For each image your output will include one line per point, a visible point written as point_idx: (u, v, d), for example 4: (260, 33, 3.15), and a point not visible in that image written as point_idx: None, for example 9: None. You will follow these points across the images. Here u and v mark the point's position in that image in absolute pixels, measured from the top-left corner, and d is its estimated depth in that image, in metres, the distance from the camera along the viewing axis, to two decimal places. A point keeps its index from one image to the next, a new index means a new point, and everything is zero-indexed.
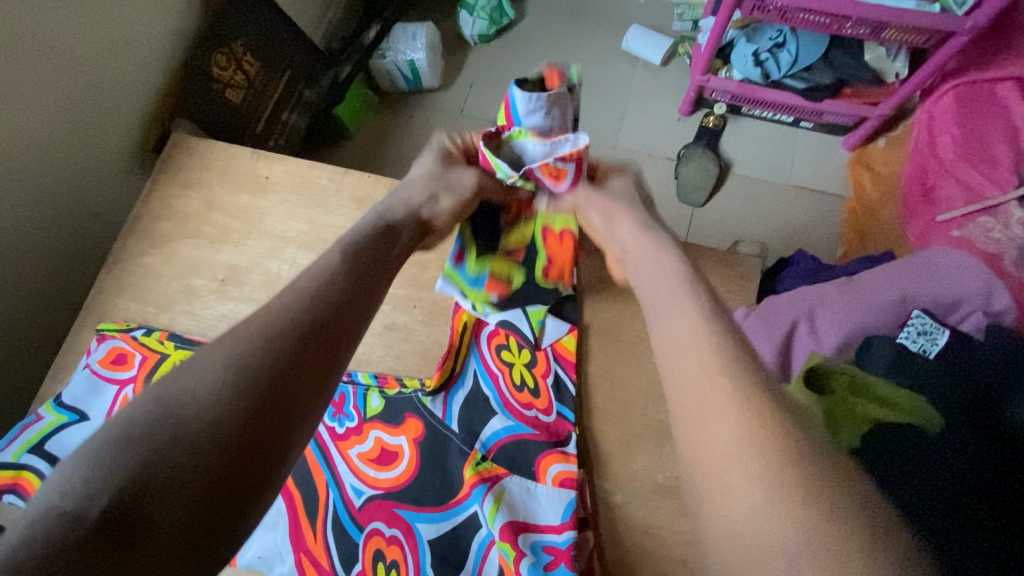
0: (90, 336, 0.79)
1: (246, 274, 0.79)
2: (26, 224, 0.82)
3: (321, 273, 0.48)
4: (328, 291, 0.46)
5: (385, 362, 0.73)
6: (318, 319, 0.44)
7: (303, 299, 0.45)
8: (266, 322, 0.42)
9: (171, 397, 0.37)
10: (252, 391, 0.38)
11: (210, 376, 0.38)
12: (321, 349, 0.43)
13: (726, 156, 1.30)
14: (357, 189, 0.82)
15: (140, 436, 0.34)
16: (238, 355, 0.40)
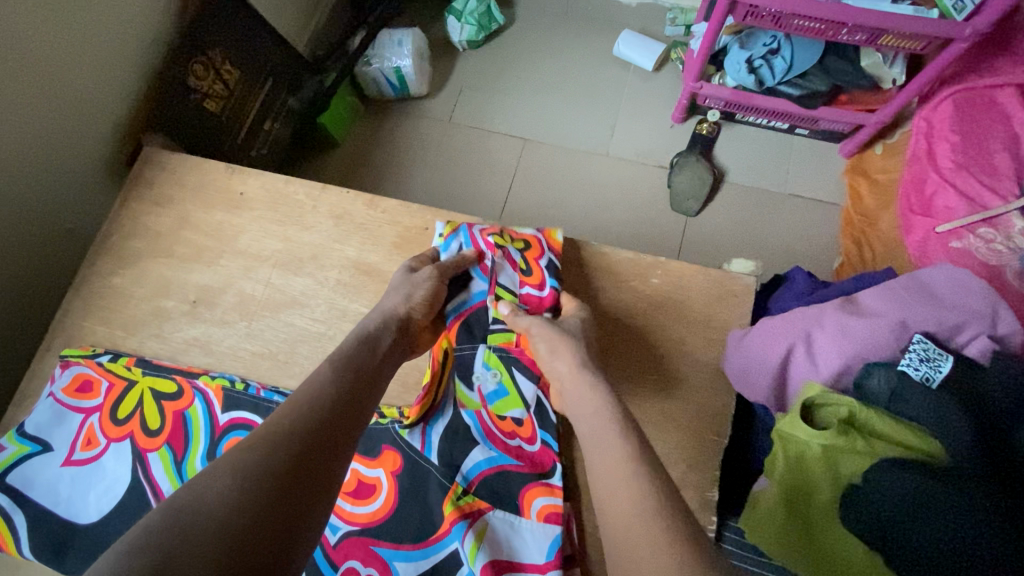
0: (55, 361, 0.75)
1: (218, 295, 0.76)
2: None
3: (327, 380, 0.52)
4: (336, 398, 0.50)
5: None
6: (321, 421, 0.48)
7: (310, 407, 0.48)
8: (275, 433, 0.45)
9: (182, 504, 0.38)
10: (265, 491, 0.40)
11: (221, 485, 0.40)
12: (328, 445, 0.46)
13: (720, 164, 1.27)
14: (335, 205, 0.79)
15: (155, 542, 0.35)
16: (247, 459, 0.42)
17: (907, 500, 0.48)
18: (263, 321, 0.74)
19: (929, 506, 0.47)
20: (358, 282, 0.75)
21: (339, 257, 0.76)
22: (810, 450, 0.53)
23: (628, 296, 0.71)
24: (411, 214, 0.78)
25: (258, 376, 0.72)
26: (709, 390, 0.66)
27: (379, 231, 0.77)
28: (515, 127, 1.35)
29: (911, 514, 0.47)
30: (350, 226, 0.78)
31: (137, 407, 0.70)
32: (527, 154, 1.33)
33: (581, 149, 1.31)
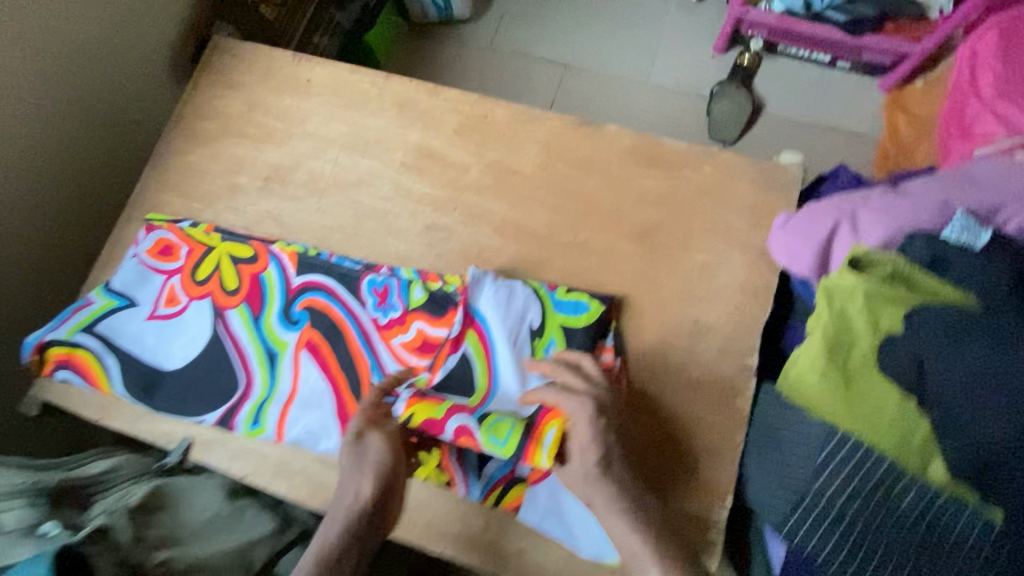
0: (136, 228, 0.81)
1: (289, 174, 0.80)
2: (68, 120, 0.83)
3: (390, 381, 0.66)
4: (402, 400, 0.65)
5: (427, 261, 0.75)
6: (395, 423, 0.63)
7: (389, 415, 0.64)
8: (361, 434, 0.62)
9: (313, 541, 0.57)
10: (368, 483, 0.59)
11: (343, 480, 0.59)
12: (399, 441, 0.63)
13: (760, 95, 1.29)
14: (399, 94, 0.83)
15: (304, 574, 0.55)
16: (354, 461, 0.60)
17: (944, 326, 0.53)
18: (332, 197, 0.79)
19: (961, 332, 0.53)
20: (422, 164, 0.79)
21: (402, 142, 0.80)
22: (853, 300, 0.58)
23: (679, 181, 0.75)
24: (472, 103, 0.81)
25: (328, 246, 0.77)
26: (754, 268, 0.70)
27: (441, 118, 0.81)
28: (556, 55, 1.37)
29: (948, 337, 0.53)
30: (413, 113, 0.82)
31: (216, 270, 0.75)
32: (567, 81, 1.34)
33: (620, 78, 1.33)
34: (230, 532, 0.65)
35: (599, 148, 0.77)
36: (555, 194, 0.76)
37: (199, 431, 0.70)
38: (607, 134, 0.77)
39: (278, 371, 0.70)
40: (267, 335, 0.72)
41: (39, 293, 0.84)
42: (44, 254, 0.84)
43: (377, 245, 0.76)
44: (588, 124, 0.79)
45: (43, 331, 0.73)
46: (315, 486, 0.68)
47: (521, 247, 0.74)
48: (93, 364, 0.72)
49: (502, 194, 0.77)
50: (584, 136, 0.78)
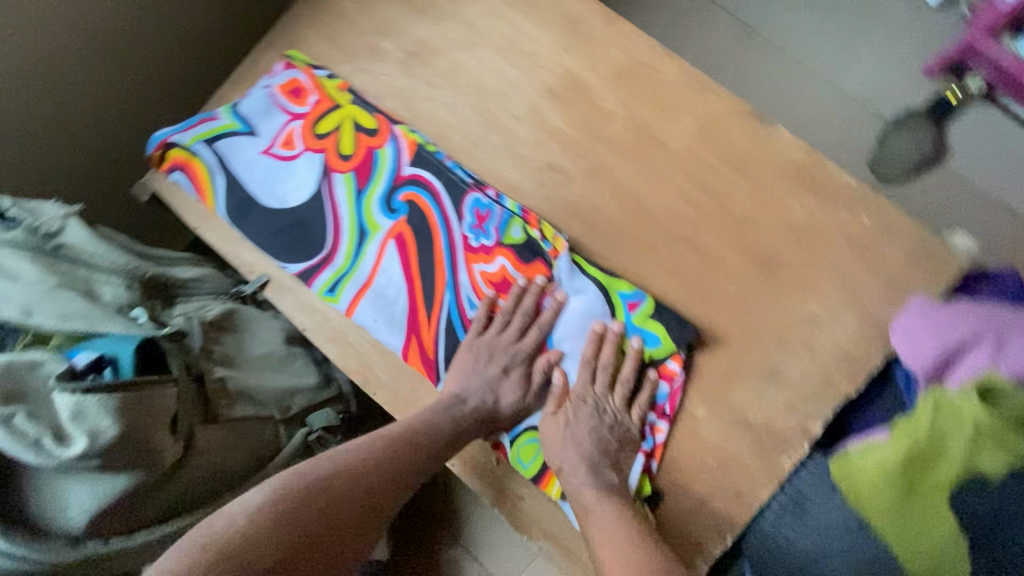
0: (274, 58, 0.80)
1: (433, 56, 0.76)
2: None
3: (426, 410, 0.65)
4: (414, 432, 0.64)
5: (534, 199, 0.72)
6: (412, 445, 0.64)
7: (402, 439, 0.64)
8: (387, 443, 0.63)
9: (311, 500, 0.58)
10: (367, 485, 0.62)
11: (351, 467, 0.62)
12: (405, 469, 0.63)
13: (949, 144, 1.09)
14: (573, 10, 0.75)
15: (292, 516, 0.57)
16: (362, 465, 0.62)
17: None
18: (466, 97, 0.75)
19: None
20: (567, 96, 0.73)
21: (556, 64, 0.74)
22: (963, 427, 0.53)
23: (825, 221, 0.67)
24: (645, 48, 0.73)
25: (444, 146, 0.75)
26: (859, 342, 0.65)
27: (606, 53, 0.73)
28: (740, 10, 1.19)
29: None
30: (579, 36, 0.74)
31: (336, 129, 0.75)
32: (741, 47, 1.18)
33: (802, 64, 1.16)
34: (279, 373, 0.71)
35: (760, 149, 0.69)
36: (690, 182, 0.69)
37: (277, 273, 0.74)
38: (772, 138, 0.69)
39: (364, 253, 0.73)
40: (365, 215, 0.73)
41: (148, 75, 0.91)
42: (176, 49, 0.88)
43: (492, 163, 0.73)
44: (758, 119, 0.70)
45: (171, 131, 0.77)
46: (362, 364, 0.72)
47: (633, 222, 0.69)
48: (205, 177, 0.76)
49: (636, 158, 0.70)
50: (749, 130, 0.70)
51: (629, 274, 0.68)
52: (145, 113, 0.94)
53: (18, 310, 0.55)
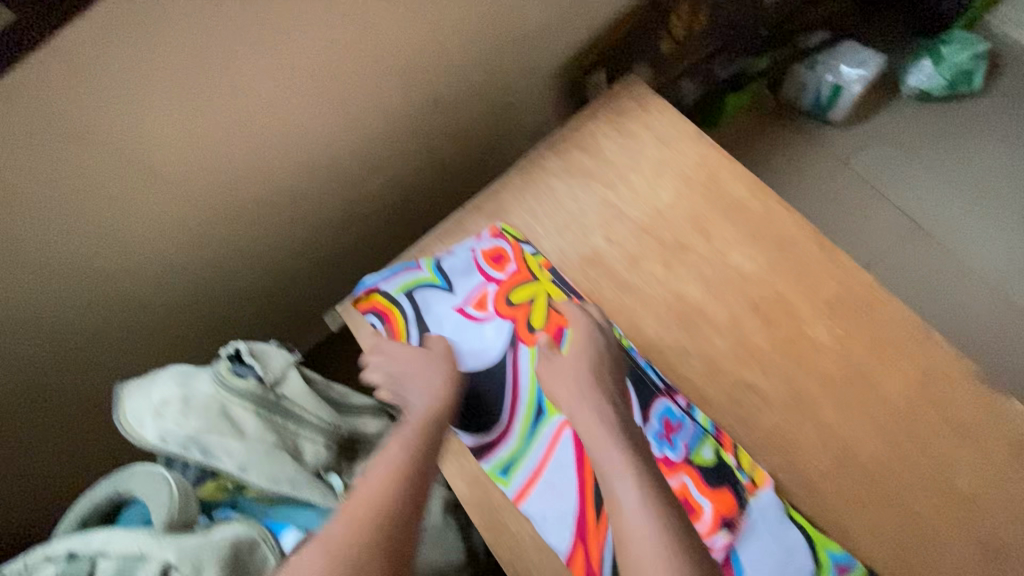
0: (478, 219, 0.84)
1: (636, 248, 0.78)
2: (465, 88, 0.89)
3: None
4: None
5: (729, 420, 0.68)
6: None
7: None
8: None
9: None
10: None
11: None
12: None
13: None
14: (787, 230, 0.74)
15: None
16: None
17: None
18: (665, 295, 0.74)
19: None
20: (774, 317, 0.71)
21: (765, 281, 0.72)
22: None
23: None
24: (863, 284, 0.71)
25: (637, 341, 0.73)
26: None
27: (820, 281, 0.71)
28: (912, 208, 1.17)
29: None
30: (791, 258, 0.73)
31: (530, 302, 0.77)
32: (908, 245, 1.15)
33: (975, 275, 1.11)
34: (428, 544, 0.70)
35: (991, 421, 0.64)
36: (908, 439, 0.64)
37: (447, 435, 0.73)
38: (1008, 411, 0.64)
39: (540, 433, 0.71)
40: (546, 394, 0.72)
41: (352, 215, 0.95)
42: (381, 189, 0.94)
43: (686, 369, 0.71)
44: (990, 386, 0.65)
45: (376, 279, 0.82)
46: (515, 562, 0.66)
47: (839, 470, 0.64)
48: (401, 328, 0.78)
49: (844, 400, 0.67)
50: (979, 396, 0.64)
51: (829, 530, 0.63)
52: (339, 242, 0.98)
53: (237, 466, 0.57)
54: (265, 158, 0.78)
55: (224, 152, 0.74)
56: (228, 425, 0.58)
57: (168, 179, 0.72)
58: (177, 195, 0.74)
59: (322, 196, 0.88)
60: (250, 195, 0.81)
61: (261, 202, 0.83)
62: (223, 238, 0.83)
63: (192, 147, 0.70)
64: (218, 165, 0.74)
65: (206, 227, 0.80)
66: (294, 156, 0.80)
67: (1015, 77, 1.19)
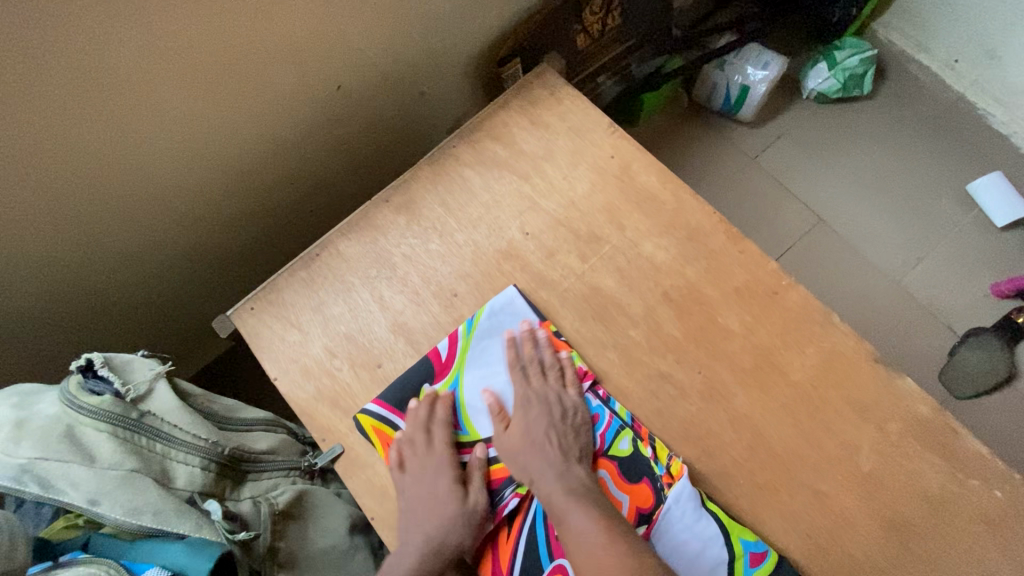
0: (386, 213, 0.78)
1: (551, 239, 0.75)
2: (369, 74, 0.83)
3: None
4: None
5: (645, 410, 0.68)
6: None
7: None
8: None
9: None
10: None
11: None
12: None
13: (1017, 364, 1.10)
14: (696, 220, 0.75)
15: None
16: None
17: None
18: (581, 289, 0.73)
19: None
20: (684, 305, 0.71)
21: (677, 270, 0.73)
22: None
23: (961, 494, 0.62)
24: (768, 270, 0.72)
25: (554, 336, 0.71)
26: None
27: (728, 269, 0.72)
28: (816, 203, 1.24)
29: None
30: (702, 247, 0.73)
31: (448, 300, 0.73)
32: (813, 235, 1.22)
33: (870, 263, 1.20)
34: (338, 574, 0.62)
35: (885, 397, 0.66)
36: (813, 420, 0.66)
37: (354, 444, 0.68)
38: (900, 389, 0.66)
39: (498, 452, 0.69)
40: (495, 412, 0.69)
41: (251, 212, 0.87)
42: (279, 182, 0.86)
43: (603, 361, 0.70)
44: (886, 367, 0.67)
45: (272, 282, 0.76)
46: None
47: (749, 453, 0.65)
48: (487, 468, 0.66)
49: (753, 386, 0.67)
50: (874, 375, 0.67)
51: (742, 515, 0.63)
52: (237, 243, 0.89)
53: (85, 499, 0.48)
54: (135, 159, 0.69)
55: (83, 153, 0.65)
56: (74, 452, 0.49)
57: (12, 189, 0.62)
58: (23, 201, 0.64)
59: (210, 194, 0.80)
60: (120, 201, 0.72)
61: (134, 206, 0.74)
62: (85, 232, 0.72)
63: (44, 152, 0.62)
64: (77, 169, 0.66)
65: (68, 238, 0.71)
66: (171, 155, 0.72)
67: (899, 81, 1.28)
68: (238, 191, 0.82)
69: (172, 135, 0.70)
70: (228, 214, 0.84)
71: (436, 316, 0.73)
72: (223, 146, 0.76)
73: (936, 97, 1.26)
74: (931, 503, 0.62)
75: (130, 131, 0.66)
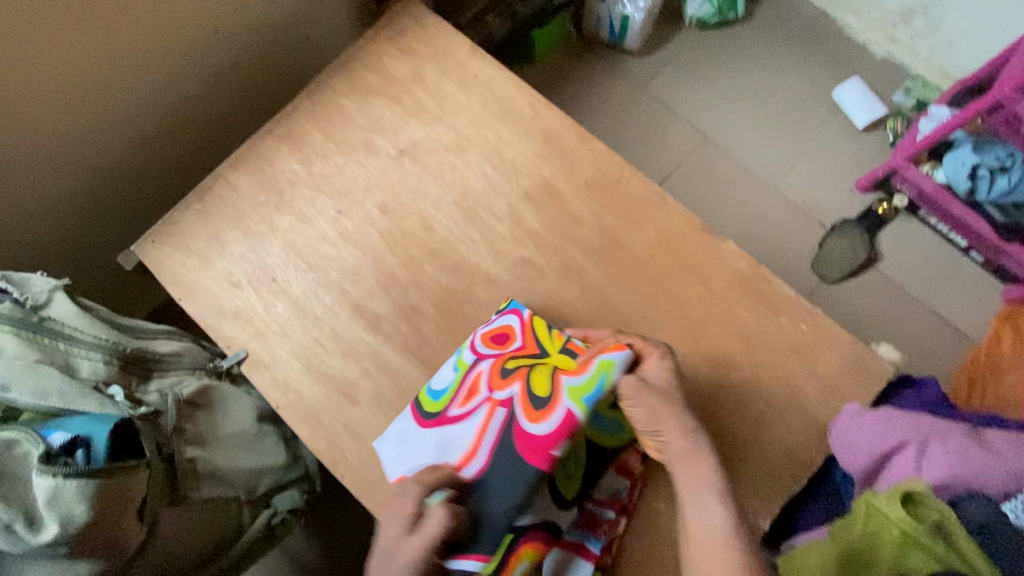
0: (271, 145, 0.85)
1: (423, 155, 0.83)
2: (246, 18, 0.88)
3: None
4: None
5: (512, 292, 0.77)
6: None
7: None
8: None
9: None
10: None
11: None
12: None
13: (878, 249, 1.24)
14: (550, 125, 0.83)
15: None
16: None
17: None
18: (451, 196, 0.81)
19: None
20: (542, 200, 0.81)
21: (535, 170, 0.82)
22: (889, 531, 0.57)
23: (773, 329, 0.74)
24: (614, 163, 0.82)
25: (429, 237, 0.80)
26: (805, 443, 0.70)
27: (579, 165, 0.82)
28: (701, 122, 1.34)
29: None
30: (556, 148, 0.82)
31: (333, 216, 0.81)
32: (699, 152, 1.33)
33: (751, 172, 1.31)
34: (249, 452, 0.71)
35: (711, 258, 0.77)
36: (653, 285, 0.77)
37: (255, 349, 0.76)
38: (723, 251, 0.77)
39: (439, 383, 0.71)
40: (498, 396, 0.68)
41: (151, 162, 0.92)
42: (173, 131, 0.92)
43: (474, 255, 0.79)
44: (712, 233, 0.78)
45: (171, 217, 0.83)
46: (333, 444, 0.73)
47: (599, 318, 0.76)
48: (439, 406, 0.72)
49: (601, 262, 0.78)
50: (703, 242, 0.78)
51: None
52: (145, 198, 0.95)
53: None
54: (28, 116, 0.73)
55: None
56: None
57: None
58: None
59: (105, 146, 0.84)
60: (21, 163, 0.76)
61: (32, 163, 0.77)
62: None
63: None
64: None
65: None
66: (57, 109, 0.76)
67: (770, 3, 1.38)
68: (134, 141, 0.88)
69: (51, 87, 0.74)
70: (127, 165, 0.89)
71: (323, 231, 0.81)
72: (112, 98, 0.81)
73: (802, 15, 1.37)
74: (748, 340, 0.74)
75: (14, 90, 0.70)
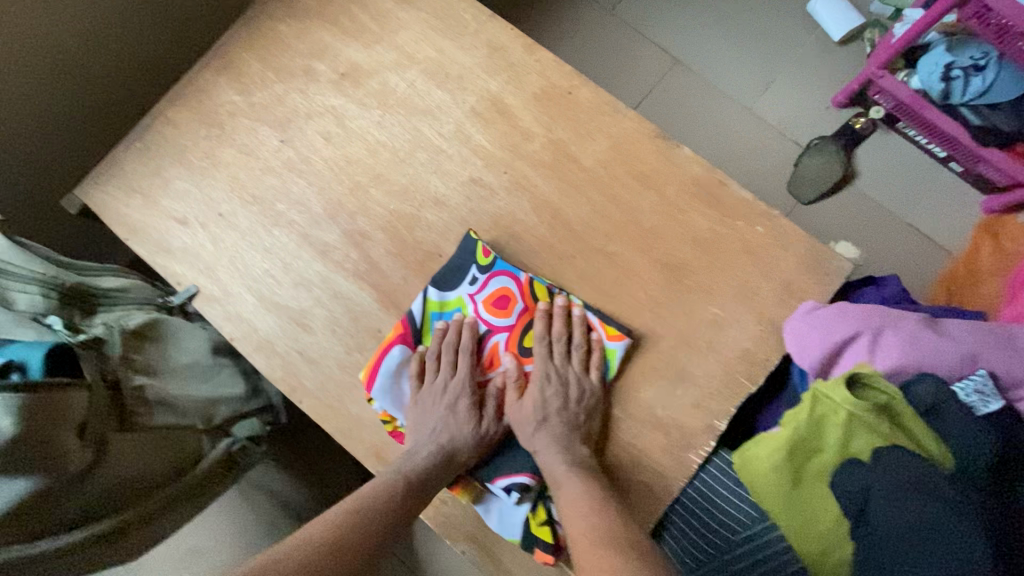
0: (209, 77, 0.82)
1: (365, 77, 0.80)
2: None
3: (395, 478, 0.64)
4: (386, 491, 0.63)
5: (461, 212, 0.76)
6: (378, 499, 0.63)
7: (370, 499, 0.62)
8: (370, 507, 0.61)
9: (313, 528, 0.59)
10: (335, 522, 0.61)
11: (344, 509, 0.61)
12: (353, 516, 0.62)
13: (854, 165, 1.21)
14: (494, 37, 0.80)
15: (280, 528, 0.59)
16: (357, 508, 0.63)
17: (909, 477, 0.52)
18: (395, 117, 0.79)
19: (923, 487, 0.52)
20: (489, 116, 0.78)
21: (480, 86, 0.79)
22: (835, 414, 0.57)
23: (728, 233, 0.73)
24: (562, 73, 0.78)
25: (375, 162, 0.78)
26: (762, 344, 0.69)
27: (526, 78, 0.78)
28: (671, 45, 1.29)
29: (915, 488, 0.52)
30: (502, 62, 0.79)
31: (277, 147, 0.79)
32: (669, 76, 1.28)
33: (724, 93, 1.27)
34: (203, 382, 0.72)
35: (664, 165, 0.75)
36: (605, 197, 0.75)
37: (206, 284, 0.76)
38: (676, 157, 0.75)
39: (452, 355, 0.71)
40: (523, 371, 0.71)
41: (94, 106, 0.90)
42: (110, 72, 0.89)
43: (421, 177, 0.77)
44: (666, 140, 0.76)
45: (113, 157, 0.81)
46: (288, 372, 0.73)
47: (551, 233, 0.74)
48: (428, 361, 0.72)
49: (552, 176, 0.76)
50: (656, 149, 0.75)
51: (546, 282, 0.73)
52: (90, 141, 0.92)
53: None
54: None
55: None
56: None
57: None
58: None
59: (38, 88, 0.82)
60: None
61: None
62: None
63: None
64: None
65: None
66: None
67: None
68: (69, 83, 0.84)
69: None
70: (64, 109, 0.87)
71: (268, 162, 0.79)
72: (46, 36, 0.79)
73: None
74: (703, 246, 0.72)
75: None
